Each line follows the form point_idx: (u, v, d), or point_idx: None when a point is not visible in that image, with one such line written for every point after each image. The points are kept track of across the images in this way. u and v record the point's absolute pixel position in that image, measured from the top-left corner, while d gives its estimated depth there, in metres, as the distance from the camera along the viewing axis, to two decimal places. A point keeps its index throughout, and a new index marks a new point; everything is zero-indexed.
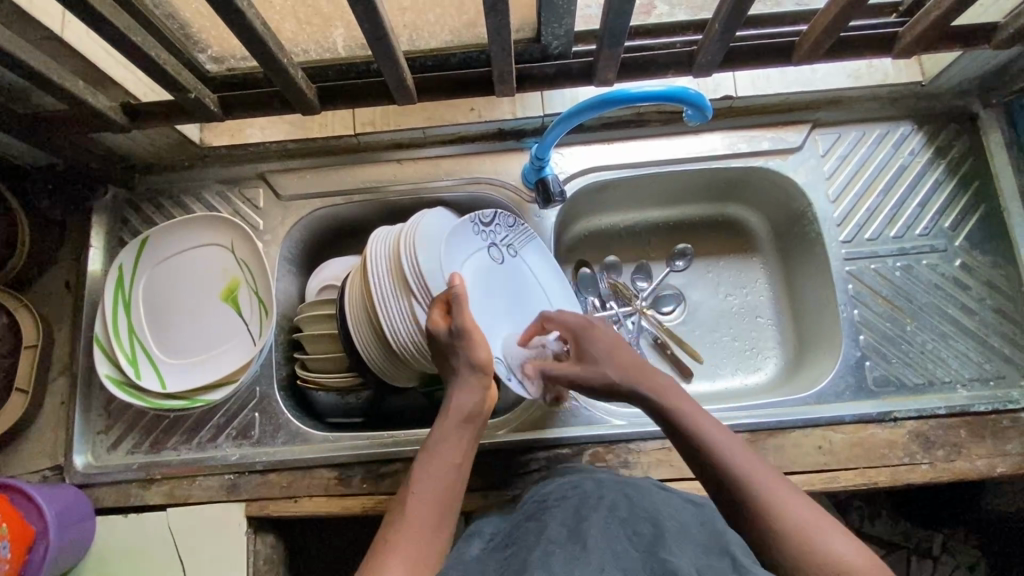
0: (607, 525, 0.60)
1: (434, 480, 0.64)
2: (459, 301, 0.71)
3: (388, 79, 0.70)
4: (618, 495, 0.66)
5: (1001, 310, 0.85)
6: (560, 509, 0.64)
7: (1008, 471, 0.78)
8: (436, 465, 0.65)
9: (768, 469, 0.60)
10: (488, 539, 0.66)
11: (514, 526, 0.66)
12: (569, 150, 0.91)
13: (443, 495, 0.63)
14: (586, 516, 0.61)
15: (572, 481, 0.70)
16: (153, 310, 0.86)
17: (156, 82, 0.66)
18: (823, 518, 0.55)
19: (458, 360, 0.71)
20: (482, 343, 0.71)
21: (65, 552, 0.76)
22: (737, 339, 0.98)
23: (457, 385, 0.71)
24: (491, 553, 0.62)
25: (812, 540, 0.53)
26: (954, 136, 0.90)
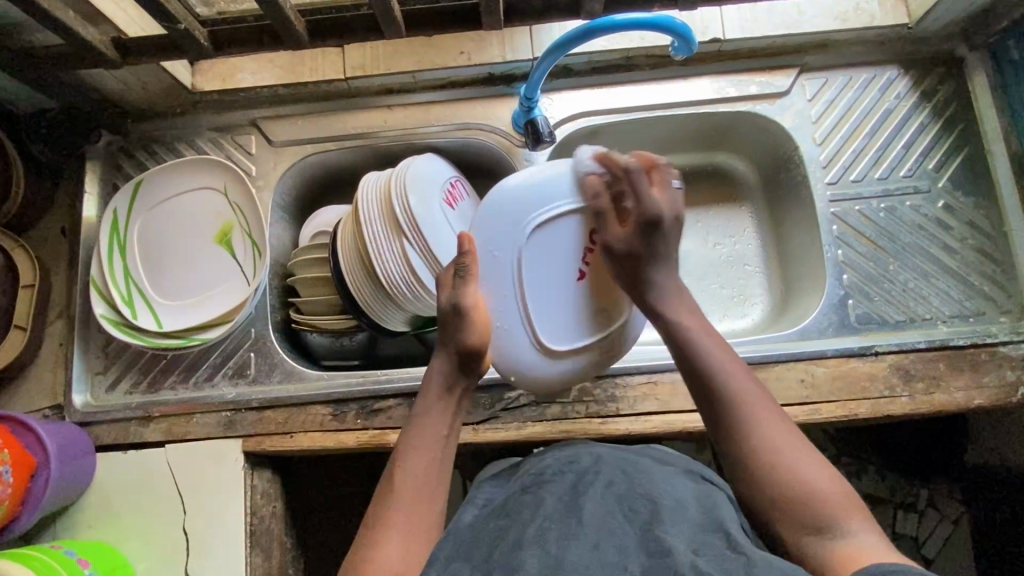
0: (604, 501, 0.60)
1: (424, 454, 0.65)
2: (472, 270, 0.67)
3: (377, 11, 0.70)
4: (614, 469, 0.66)
5: (981, 250, 0.87)
6: (556, 484, 0.65)
7: (985, 403, 0.80)
8: (424, 437, 0.66)
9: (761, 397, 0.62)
10: (486, 513, 0.66)
11: (511, 497, 0.66)
12: (558, 96, 0.92)
13: (432, 469, 0.64)
14: (581, 494, 0.61)
15: (569, 455, 0.70)
16: (149, 253, 0.88)
17: (146, 12, 0.67)
18: (813, 457, 0.58)
19: (449, 337, 0.68)
20: (479, 327, 0.67)
21: (67, 483, 0.79)
22: (725, 286, 0.99)
23: (444, 358, 0.69)
24: (489, 526, 0.63)
25: (786, 475, 0.57)
26: (939, 80, 0.91)
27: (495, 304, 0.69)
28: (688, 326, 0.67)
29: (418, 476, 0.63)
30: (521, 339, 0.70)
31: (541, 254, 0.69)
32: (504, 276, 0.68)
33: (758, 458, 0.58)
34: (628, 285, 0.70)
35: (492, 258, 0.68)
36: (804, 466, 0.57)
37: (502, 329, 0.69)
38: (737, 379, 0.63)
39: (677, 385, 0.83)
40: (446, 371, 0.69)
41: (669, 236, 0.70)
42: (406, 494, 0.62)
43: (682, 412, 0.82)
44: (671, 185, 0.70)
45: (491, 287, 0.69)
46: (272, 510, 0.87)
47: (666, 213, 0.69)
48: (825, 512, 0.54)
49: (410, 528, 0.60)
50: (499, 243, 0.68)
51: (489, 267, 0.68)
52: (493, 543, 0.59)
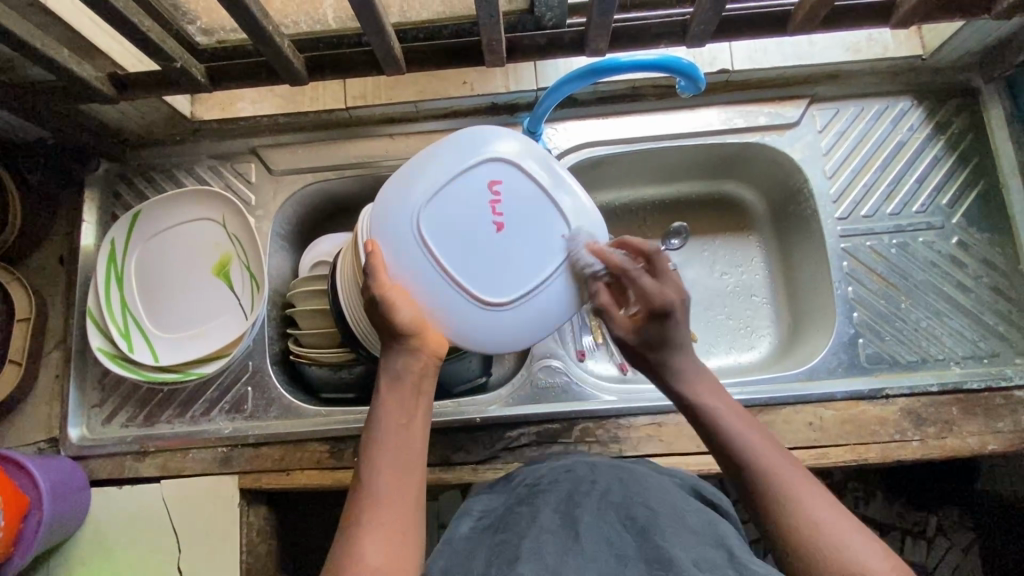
0: (600, 512, 0.54)
1: (391, 447, 0.57)
2: (376, 266, 0.61)
3: (377, 49, 0.69)
4: (611, 479, 0.60)
5: (996, 288, 0.85)
6: (552, 494, 0.58)
7: (999, 448, 0.78)
8: (389, 426, 0.58)
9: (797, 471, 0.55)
10: (483, 524, 0.59)
11: (506, 508, 0.60)
12: (563, 126, 0.90)
13: (404, 461, 0.56)
14: (578, 504, 0.55)
15: (564, 465, 0.64)
16: (146, 285, 0.87)
17: (143, 51, 0.66)
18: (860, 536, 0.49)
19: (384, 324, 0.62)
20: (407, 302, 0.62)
21: (60, 522, 0.78)
22: (733, 318, 0.97)
23: (388, 354, 0.63)
24: (485, 540, 0.56)
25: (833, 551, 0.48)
26: (954, 112, 0.89)
27: (418, 284, 0.63)
28: (716, 409, 0.61)
29: (389, 470, 0.56)
30: (461, 305, 0.63)
31: (448, 225, 0.63)
32: (414, 251, 0.63)
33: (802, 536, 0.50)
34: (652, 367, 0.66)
35: (396, 236, 0.63)
36: (860, 549, 0.48)
37: (439, 308, 0.63)
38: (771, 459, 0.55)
39: (682, 427, 0.81)
40: (397, 361, 0.61)
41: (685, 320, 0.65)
42: (376, 494, 0.54)
43: (687, 453, 0.80)
44: (672, 272, 0.66)
45: (411, 273, 0.63)
46: (268, 545, 0.86)
47: (677, 301, 0.64)
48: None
49: (388, 526, 0.52)
50: (397, 227, 0.63)
51: (391, 248, 0.63)
52: (493, 554, 0.53)
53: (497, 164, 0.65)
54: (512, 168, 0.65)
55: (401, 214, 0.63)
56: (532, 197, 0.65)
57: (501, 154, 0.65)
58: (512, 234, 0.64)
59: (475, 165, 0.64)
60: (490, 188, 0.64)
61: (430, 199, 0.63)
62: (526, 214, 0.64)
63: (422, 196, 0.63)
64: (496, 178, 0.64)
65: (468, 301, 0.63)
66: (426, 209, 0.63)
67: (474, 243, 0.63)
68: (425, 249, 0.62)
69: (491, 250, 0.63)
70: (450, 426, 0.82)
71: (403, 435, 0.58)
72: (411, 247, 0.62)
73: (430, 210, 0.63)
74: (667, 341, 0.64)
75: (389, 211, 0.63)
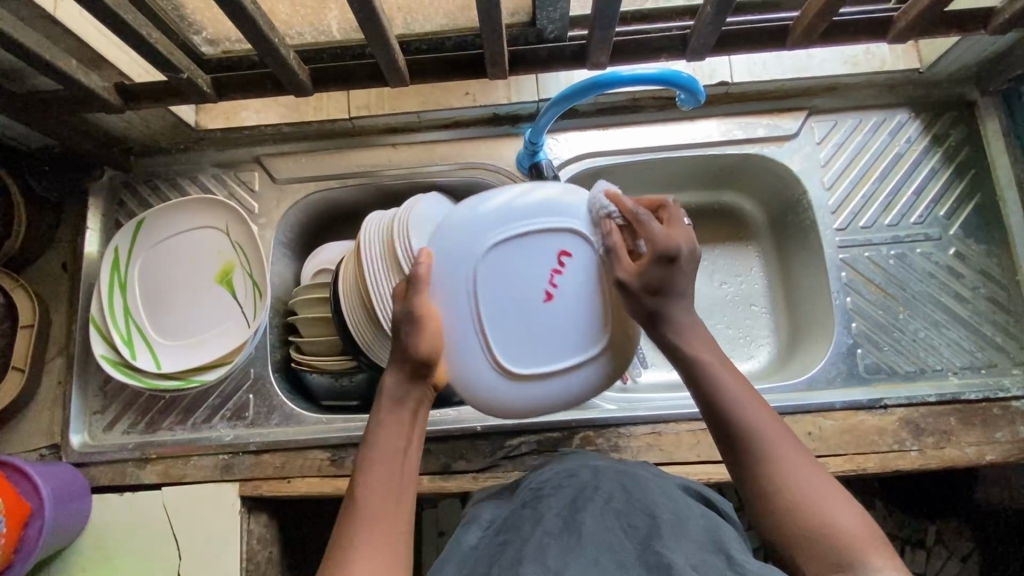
0: (603, 517, 0.54)
1: (383, 471, 0.57)
2: (425, 280, 0.62)
3: (381, 61, 0.70)
4: (614, 483, 0.60)
5: (993, 299, 0.86)
6: (556, 498, 0.59)
7: (997, 459, 0.79)
8: (383, 451, 0.58)
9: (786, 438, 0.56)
10: (487, 527, 0.60)
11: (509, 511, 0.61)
12: (564, 136, 0.91)
13: (395, 484, 0.57)
14: (582, 509, 0.55)
15: (568, 468, 0.64)
16: (149, 292, 0.87)
17: (151, 62, 0.67)
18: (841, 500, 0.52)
19: (399, 346, 0.62)
20: (431, 331, 0.62)
21: (62, 528, 0.78)
22: (732, 327, 0.97)
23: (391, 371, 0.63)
24: (489, 543, 0.56)
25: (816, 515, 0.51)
26: (951, 125, 0.90)
27: (450, 315, 0.64)
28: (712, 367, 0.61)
29: (380, 495, 0.56)
30: (477, 355, 0.65)
31: (502, 278, 0.65)
32: (459, 292, 0.64)
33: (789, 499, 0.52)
34: (645, 319, 0.64)
35: (446, 270, 0.64)
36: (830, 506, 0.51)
37: (458, 355, 0.65)
38: (762, 418, 0.57)
39: (681, 436, 0.82)
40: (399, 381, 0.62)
41: (689, 271, 0.64)
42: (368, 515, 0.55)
43: (687, 462, 0.81)
44: (682, 223, 0.65)
45: (449, 305, 0.64)
46: (268, 552, 0.86)
47: (682, 250, 0.63)
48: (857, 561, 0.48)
49: (380, 548, 0.53)
50: (459, 251, 0.64)
51: (443, 270, 0.64)
52: (496, 558, 0.53)
53: (570, 235, 0.65)
54: (586, 246, 0.66)
55: (460, 249, 0.64)
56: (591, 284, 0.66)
57: (579, 228, 0.65)
58: (555, 307, 0.66)
59: (556, 228, 0.65)
60: (559, 258, 0.65)
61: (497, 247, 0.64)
62: (580, 294, 0.66)
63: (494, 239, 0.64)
64: (566, 247, 0.65)
65: (485, 358, 0.65)
66: (487, 257, 0.64)
67: (516, 300, 0.65)
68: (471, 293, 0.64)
69: (529, 314, 0.65)
70: (451, 433, 0.83)
71: (397, 458, 0.58)
72: (460, 287, 0.64)
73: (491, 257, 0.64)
74: (666, 290, 0.63)
75: (447, 241, 0.64)
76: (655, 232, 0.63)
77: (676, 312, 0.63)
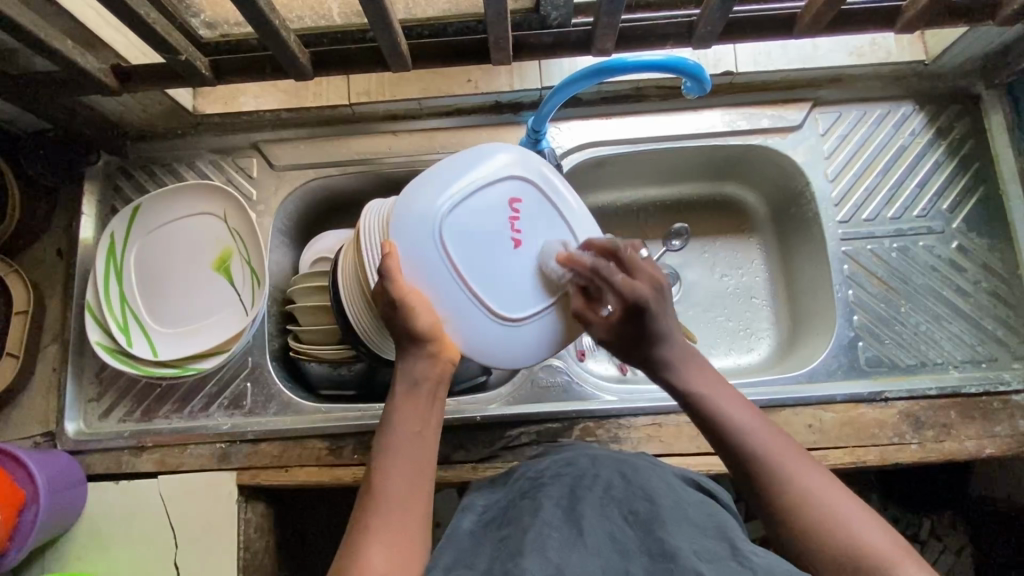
0: (604, 508, 0.54)
1: (400, 451, 0.58)
2: (395, 270, 0.60)
3: (383, 45, 0.69)
4: (613, 472, 0.59)
5: (995, 293, 0.85)
6: (555, 488, 0.58)
7: (996, 453, 0.79)
8: (402, 434, 0.59)
9: (797, 453, 0.56)
10: (483, 521, 0.59)
11: (509, 503, 0.60)
12: (567, 125, 0.89)
13: (412, 467, 0.57)
14: (581, 499, 0.55)
15: (565, 457, 0.64)
16: (145, 278, 0.86)
17: (146, 43, 0.66)
18: (862, 513, 0.51)
19: (398, 330, 0.60)
20: (424, 311, 0.61)
21: (56, 517, 0.77)
22: (732, 319, 0.97)
23: (405, 359, 0.62)
24: (489, 536, 0.55)
25: (843, 534, 0.50)
26: (955, 117, 0.89)
27: (439, 300, 0.62)
28: (709, 393, 0.62)
29: (397, 477, 0.57)
30: (475, 315, 0.63)
31: (473, 234, 0.63)
32: (432, 258, 0.61)
33: (815, 516, 0.51)
34: (642, 361, 0.66)
35: (414, 238, 0.61)
36: (851, 521, 0.50)
37: (453, 319, 0.63)
38: (764, 441, 0.57)
39: (682, 428, 0.81)
40: (413, 365, 0.62)
41: (664, 314, 0.65)
42: (387, 496, 0.55)
43: (686, 454, 0.80)
44: (642, 262, 0.66)
45: (441, 290, 0.62)
46: (264, 542, 0.85)
47: (649, 294, 0.64)
48: (880, 570, 0.47)
49: (395, 525, 0.54)
50: (418, 240, 0.61)
51: (415, 254, 0.61)
52: (495, 552, 0.52)
53: (508, 179, 0.65)
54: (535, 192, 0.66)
55: (422, 218, 0.62)
56: (552, 220, 0.66)
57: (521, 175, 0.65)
58: (528, 252, 0.65)
59: (498, 181, 0.65)
60: (513, 205, 0.65)
61: (448, 204, 0.62)
62: (546, 233, 0.66)
63: (450, 201, 0.62)
64: (510, 194, 0.65)
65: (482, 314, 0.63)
66: (448, 218, 0.62)
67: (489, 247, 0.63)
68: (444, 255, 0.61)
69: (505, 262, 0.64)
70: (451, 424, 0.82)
71: (415, 442, 0.59)
72: (431, 256, 0.61)
73: (451, 216, 0.62)
74: (644, 337, 0.65)
75: (403, 216, 0.61)
76: (617, 284, 0.64)
77: (663, 352, 0.65)
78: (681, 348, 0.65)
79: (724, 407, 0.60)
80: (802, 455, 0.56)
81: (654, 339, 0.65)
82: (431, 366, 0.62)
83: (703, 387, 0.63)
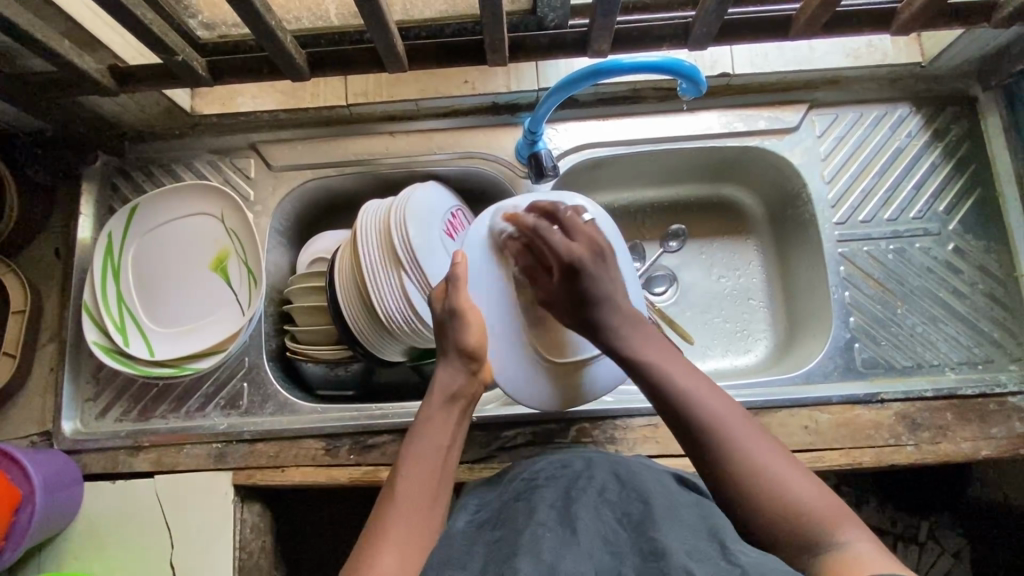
0: (598, 510, 0.54)
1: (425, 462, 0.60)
2: (461, 278, 0.67)
3: (379, 46, 0.69)
4: (608, 474, 0.60)
5: (991, 295, 0.85)
6: (549, 490, 0.58)
7: (992, 454, 0.79)
8: (429, 445, 0.62)
9: (741, 416, 0.56)
10: (479, 520, 0.59)
11: (503, 504, 0.60)
12: (563, 126, 0.90)
13: (435, 477, 0.60)
14: (575, 501, 0.55)
15: (561, 458, 0.64)
16: (143, 279, 0.86)
17: (143, 44, 0.66)
18: (801, 474, 0.51)
19: (449, 342, 0.66)
20: (475, 326, 0.66)
21: (52, 516, 0.77)
22: (729, 320, 0.97)
23: (444, 370, 0.66)
24: (483, 537, 0.56)
25: (779, 494, 0.50)
26: (952, 119, 0.89)
27: (487, 309, 0.69)
28: (651, 359, 0.62)
29: (420, 485, 0.59)
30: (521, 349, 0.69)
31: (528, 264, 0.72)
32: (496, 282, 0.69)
33: (748, 473, 0.52)
34: (585, 326, 0.66)
35: (484, 262, 0.69)
36: (788, 481, 0.51)
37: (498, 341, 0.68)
38: (706, 404, 0.57)
39: None
40: (452, 380, 0.66)
41: (601, 275, 0.67)
42: (407, 501, 0.57)
43: (683, 455, 0.80)
44: (578, 223, 0.69)
45: (489, 315, 0.69)
46: (261, 542, 0.85)
47: (585, 255, 0.67)
48: (811, 530, 0.48)
49: (412, 530, 0.55)
50: (483, 253, 0.70)
51: (478, 274, 0.69)
52: (489, 555, 0.52)
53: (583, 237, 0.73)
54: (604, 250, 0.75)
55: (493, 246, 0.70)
56: None
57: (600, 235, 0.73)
58: None
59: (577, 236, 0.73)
60: None
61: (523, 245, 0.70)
62: None
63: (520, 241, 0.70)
64: None
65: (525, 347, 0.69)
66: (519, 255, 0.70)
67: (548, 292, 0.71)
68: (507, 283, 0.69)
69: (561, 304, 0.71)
70: None
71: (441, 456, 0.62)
72: (494, 279, 0.69)
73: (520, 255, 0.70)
74: (581, 298, 0.66)
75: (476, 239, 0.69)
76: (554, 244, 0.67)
77: (607, 317, 0.65)
78: (622, 311, 0.66)
79: (665, 373, 0.60)
80: (749, 420, 0.56)
81: (590, 300, 0.65)
82: (468, 384, 0.66)
83: (646, 353, 0.63)
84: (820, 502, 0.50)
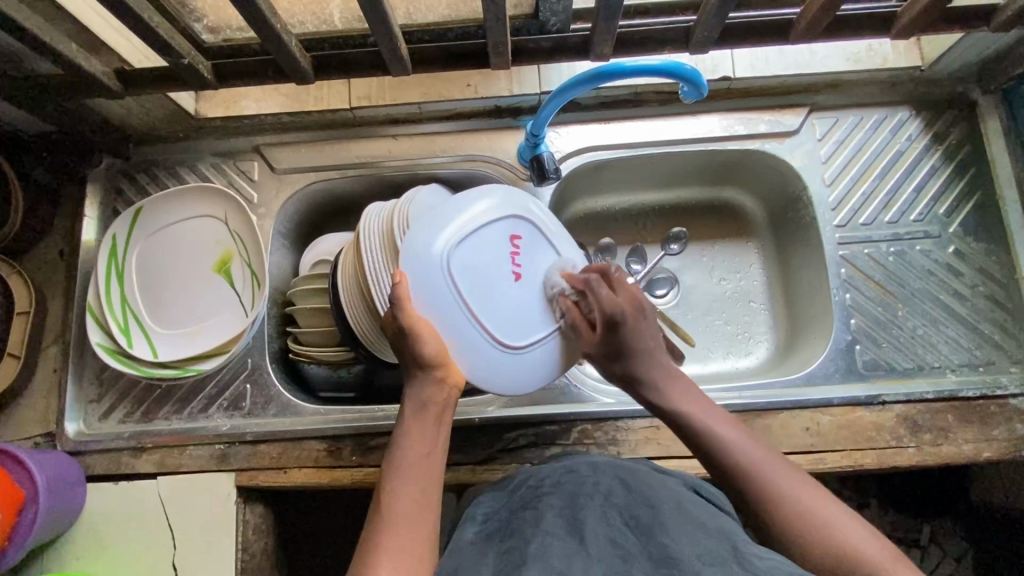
0: (605, 514, 0.54)
1: (411, 471, 0.59)
2: (405, 297, 0.63)
3: (383, 50, 0.69)
4: (613, 480, 0.60)
5: (992, 297, 0.86)
6: (555, 497, 0.58)
7: (994, 456, 0.79)
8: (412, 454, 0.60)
9: (785, 464, 0.58)
10: (491, 529, 0.59)
11: (510, 512, 0.60)
12: (565, 130, 0.90)
13: (424, 487, 0.58)
14: (582, 507, 0.55)
15: (566, 465, 0.65)
16: (146, 281, 0.87)
17: (150, 47, 0.67)
18: (850, 519, 0.53)
19: (409, 357, 0.64)
20: (432, 336, 0.64)
21: (55, 518, 0.77)
22: (730, 323, 0.98)
23: (411, 384, 0.65)
24: (491, 546, 0.55)
25: (834, 542, 0.52)
26: (951, 123, 0.90)
27: (442, 323, 0.66)
28: (692, 412, 0.64)
29: (407, 497, 0.57)
30: (482, 345, 0.68)
31: (474, 268, 0.68)
32: (439, 288, 0.66)
33: (801, 523, 0.54)
34: (623, 377, 0.69)
35: (422, 271, 0.66)
36: (839, 528, 0.53)
37: (459, 346, 0.67)
38: (752, 454, 0.59)
39: None
40: (421, 390, 0.64)
41: (641, 326, 0.68)
42: (396, 514, 0.56)
43: (684, 457, 0.81)
44: (626, 284, 0.70)
45: (441, 318, 0.66)
46: (263, 543, 0.85)
47: (627, 309, 0.68)
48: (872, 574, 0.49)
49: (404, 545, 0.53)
50: (427, 268, 0.66)
51: (420, 284, 0.65)
52: (498, 562, 0.52)
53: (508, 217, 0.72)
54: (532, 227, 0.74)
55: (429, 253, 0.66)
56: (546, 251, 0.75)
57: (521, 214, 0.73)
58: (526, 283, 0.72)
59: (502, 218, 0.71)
60: (513, 240, 0.72)
61: (456, 243, 0.67)
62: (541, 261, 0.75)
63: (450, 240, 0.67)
64: (511, 229, 0.72)
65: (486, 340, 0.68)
66: (455, 252, 0.67)
67: (492, 280, 0.70)
68: (452, 282, 0.66)
69: (506, 290, 0.71)
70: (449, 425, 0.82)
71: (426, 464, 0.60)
72: (438, 284, 0.66)
73: (456, 252, 0.67)
74: (622, 350, 0.68)
75: (410, 248, 0.66)
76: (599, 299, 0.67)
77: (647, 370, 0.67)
78: (659, 363, 0.68)
79: (706, 427, 0.62)
80: (792, 467, 0.58)
81: (631, 354, 0.68)
82: (442, 390, 0.64)
83: (685, 406, 0.65)
84: (876, 549, 0.51)
